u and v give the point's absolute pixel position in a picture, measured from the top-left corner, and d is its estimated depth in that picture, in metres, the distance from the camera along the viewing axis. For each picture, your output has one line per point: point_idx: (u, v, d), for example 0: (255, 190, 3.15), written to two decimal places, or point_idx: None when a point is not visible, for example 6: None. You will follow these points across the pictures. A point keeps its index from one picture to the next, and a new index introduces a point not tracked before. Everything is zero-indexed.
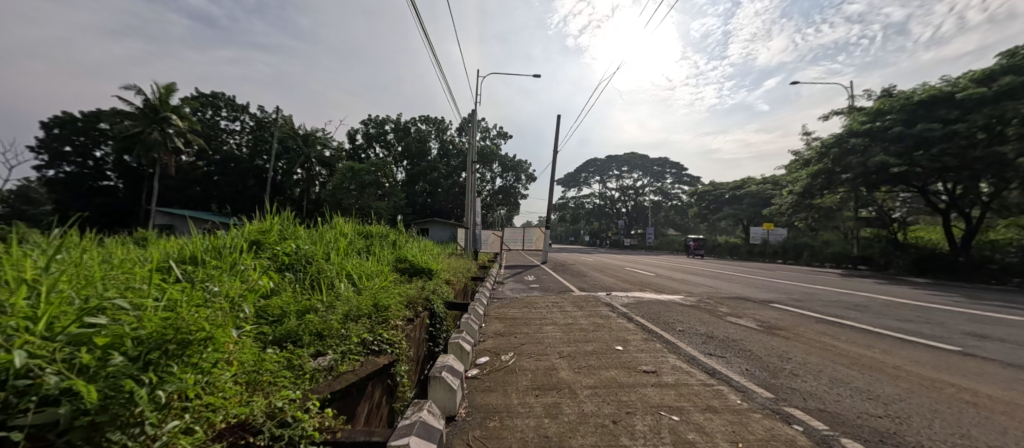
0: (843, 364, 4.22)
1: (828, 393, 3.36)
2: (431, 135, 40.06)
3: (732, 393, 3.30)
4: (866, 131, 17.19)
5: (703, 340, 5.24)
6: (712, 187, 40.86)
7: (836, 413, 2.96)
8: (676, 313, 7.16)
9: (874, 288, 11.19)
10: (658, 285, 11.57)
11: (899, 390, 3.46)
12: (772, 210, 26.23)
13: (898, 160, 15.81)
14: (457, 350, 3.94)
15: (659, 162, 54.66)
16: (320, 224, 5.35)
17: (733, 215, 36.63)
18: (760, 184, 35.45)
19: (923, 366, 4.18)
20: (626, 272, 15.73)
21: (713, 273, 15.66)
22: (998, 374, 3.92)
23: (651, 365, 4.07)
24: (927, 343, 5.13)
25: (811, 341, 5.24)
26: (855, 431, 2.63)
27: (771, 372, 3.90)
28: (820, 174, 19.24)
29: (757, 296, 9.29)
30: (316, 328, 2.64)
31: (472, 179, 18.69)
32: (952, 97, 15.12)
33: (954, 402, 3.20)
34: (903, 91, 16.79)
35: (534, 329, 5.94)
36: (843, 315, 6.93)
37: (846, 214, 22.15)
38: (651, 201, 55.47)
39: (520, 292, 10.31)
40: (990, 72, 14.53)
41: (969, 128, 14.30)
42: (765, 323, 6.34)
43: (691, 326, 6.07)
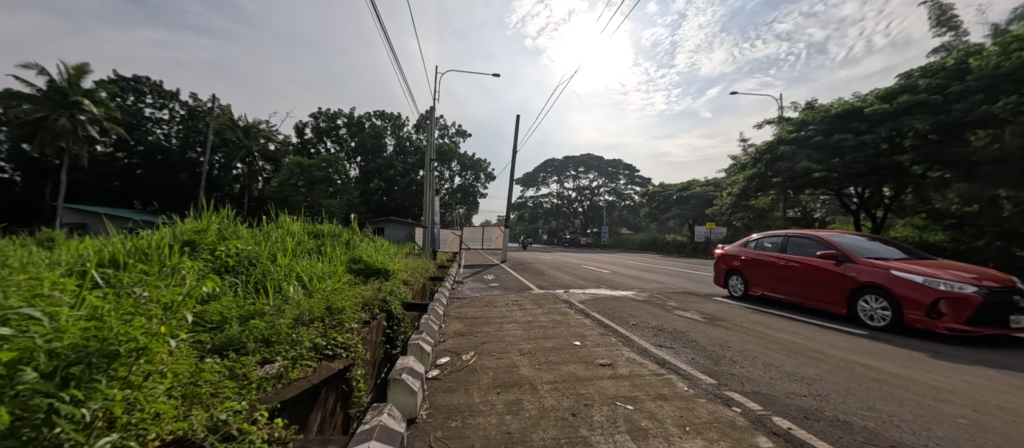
0: (774, 350, 4.65)
1: (763, 377, 3.69)
2: (386, 131, 38.57)
3: (681, 381, 3.53)
4: (794, 140, 19.10)
5: (654, 333, 5.54)
6: (661, 189, 43.28)
7: (769, 394, 3.25)
8: (630, 308, 7.51)
9: None
10: (613, 281, 12.10)
11: (820, 371, 3.89)
12: (714, 210, 28.32)
13: (819, 166, 17.68)
14: (416, 351, 3.85)
15: (613, 164, 56.99)
16: (265, 223, 5.00)
17: (680, 214, 39.02)
18: (704, 186, 38.10)
19: (840, 348, 4.72)
20: (583, 270, 16.26)
21: (662, 269, 16.58)
22: (895, 353, 4.53)
23: (607, 358, 4.22)
24: (842, 329, 5.79)
25: (748, 330, 5.73)
26: (785, 409, 2.91)
27: (714, 360, 4.21)
28: (755, 177, 20.99)
29: (701, 291, 9.96)
30: (264, 334, 2.48)
31: (430, 177, 18.45)
32: (861, 111, 17.21)
33: (864, 379, 3.65)
34: (823, 104, 18.86)
35: (495, 327, 5.96)
36: (774, 307, 7.64)
37: (777, 214, 24.35)
38: (605, 201, 57.49)
39: (480, 291, 10.32)
40: (892, 91, 16.62)
41: (875, 140, 16.26)
42: (708, 315, 6.84)
43: (643, 320, 6.39)
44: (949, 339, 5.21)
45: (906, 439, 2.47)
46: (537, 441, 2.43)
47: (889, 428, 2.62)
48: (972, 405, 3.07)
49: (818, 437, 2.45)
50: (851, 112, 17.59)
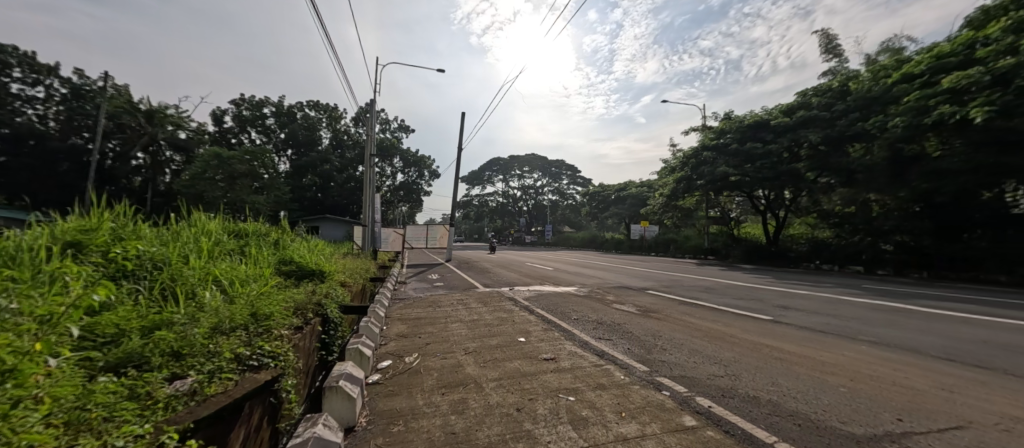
0: (698, 336, 5.12)
1: (689, 361, 4.04)
2: (321, 123, 35.98)
3: (618, 370, 3.74)
4: (715, 146, 21.16)
5: (594, 326, 5.82)
6: (601, 189, 45.50)
7: (692, 376, 3.58)
8: (572, 303, 7.82)
9: (719, 274, 13.79)
10: (555, 278, 12.50)
11: (735, 353, 4.36)
12: (647, 210, 30.40)
13: (735, 170, 19.75)
14: (355, 356, 3.65)
15: (556, 164, 58.72)
16: (174, 220, 4.41)
17: (618, 213, 41.35)
18: (639, 187, 40.72)
19: (751, 333, 5.33)
20: (527, 267, 16.57)
21: (601, 266, 17.46)
22: (794, 335, 5.22)
23: (550, 353, 4.35)
24: (753, 315, 6.55)
25: (676, 319, 6.26)
26: (706, 389, 3.22)
27: (646, 349, 4.53)
28: (682, 179, 22.88)
29: (636, 285, 10.66)
30: (173, 347, 2.19)
31: (370, 174, 17.61)
32: (768, 123, 19.56)
33: (770, 358, 4.15)
34: (738, 115, 21.12)
35: (440, 327, 5.86)
36: (698, 297, 8.42)
37: (700, 214, 26.79)
38: (549, 200, 59.06)
39: (423, 291, 10.10)
40: (792, 106, 19.10)
41: (779, 149, 18.58)
42: (642, 307, 7.34)
43: (584, 314, 6.69)
44: (833, 320, 6.12)
45: (802, 408, 2.84)
46: (482, 439, 2.43)
47: (790, 400, 3.01)
48: (851, 374, 3.64)
49: (734, 412, 2.74)
50: (760, 123, 19.92)
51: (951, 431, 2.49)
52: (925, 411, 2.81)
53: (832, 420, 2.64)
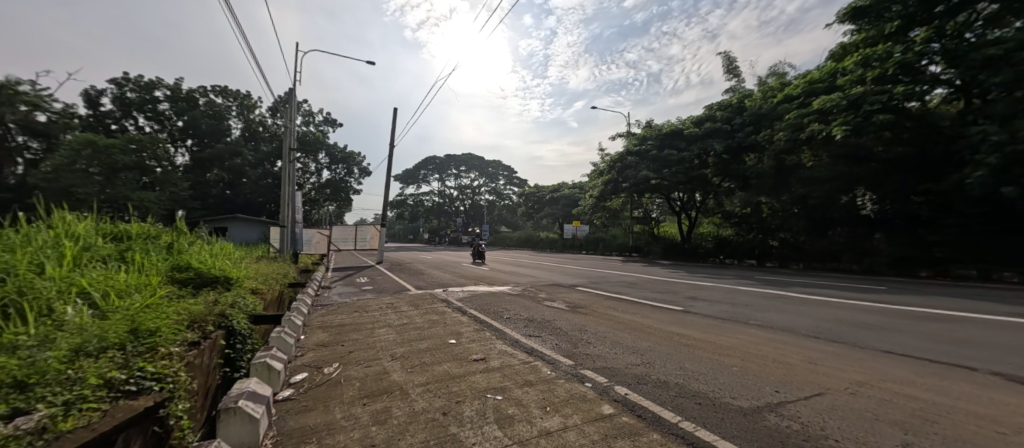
0: (620, 329, 5.50)
1: (609, 353, 4.32)
2: (229, 111, 32.01)
3: (546, 366, 3.87)
4: (638, 152, 22.89)
5: (525, 324, 5.96)
6: (536, 190, 46.78)
7: (612, 366, 3.83)
8: (505, 302, 7.92)
9: (641, 270, 14.93)
10: (490, 277, 12.57)
11: (650, 342, 4.76)
12: (578, 210, 31.90)
13: (655, 174, 21.54)
14: (262, 370, 3.30)
15: (493, 164, 59.09)
16: (24, 221, 3.61)
17: (552, 213, 42.79)
18: (571, 188, 42.59)
19: (664, 322, 5.85)
20: (462, 268, 16.44)
21: (535, 264, 17.94)
22: (699, 322, 5.84)
23: (480, 353, 4.36)
24: (667, 306, 7.20)
25: (601, 314, 6.65)
26: (623, 378, 3.47)
27: (573, 343, 4.75)
28: (609, 182, 24.36)
29: (566, 282, 11.13)
30: (13, 378, 1.79)
31: (290, 170, 16.12)
32: (682, 132, 21.66)
33: (678, 345, 4.60)
34: (658, 124, 23.09)
35: (366, 333, 5.56)
36: (621, 292, 9.05)
37: (625, 214, 28.77)
38: (486, 200, 59.22)
39: (350, 295, 9.50)
40: (700, 118, 21.38)
41: (691, 156, 20.66)
42: (571, 303, 7.69)
43: (516, 313, 6.81)
44: (730, 308, 6.98)
45: (701, 388, 3.20)
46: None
47: (693, 382, 3.35)
48: (742, 355, 4.17)
49: (646, 398, 2.98)
50: (675, 132, 22.00)
51: (813, 398, 2.97)
52: (795, 382, 3.32)
53: (725, 396, 3.00)
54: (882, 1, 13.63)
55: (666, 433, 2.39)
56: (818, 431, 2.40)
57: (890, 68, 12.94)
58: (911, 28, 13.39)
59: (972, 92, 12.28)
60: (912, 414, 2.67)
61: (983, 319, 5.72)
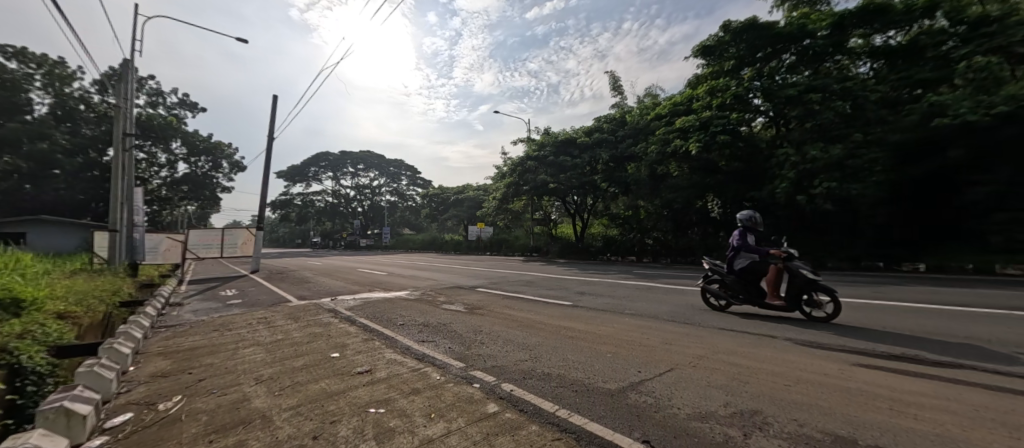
0: (512, 327, 5.75)
1: (500, 351, 4.47)
2: (30, 81, 24.39)
3: (436, 371, 3.82)
4: (537, 157, 24.26)
5: (419, 329, 5.81)
6: (440, 191, 46.07)
7: (502, 365, 3.97)
8: (401, 308, 7.60)
9: (540, 269, 15.74)
10: (387, 283, 11.94)
11: (538, 337, 5.06)
12: (482, 212, 32.34)
13: (552, 179, 23.02)
14: (56, 417, 2.49)
15: (394, 164, 56.32)
16: None
17: (456, 215, 42.44)
18: (476, 190, 42.97)
19: (554, 318, 6.30)
20: (358, 274, 15.28)
21: (437, 267, 17.61)
22: (581, 315, 6.43)
23: (365, 365, 4.07)
24: (557, 302, 7.76)
25: (497, 313, 6.85)
26: (511, 375, 3.62)
27: (466, 345, 4.79)
28: (511, 185, 25.18)
29: (467, 284, 11.16)
30: None
31: (127, 161, 13.04)
32: (575, 141, 23.57)
33: (563, 338, 4.98)
34: (555, 131, 24.73)
35: (226, 355, 4.75)
36: (518, 291, 9.44)
37: (526, 216, 30.10)
38: (387, 201, 56.14)
39: (210, 312, 8.04)
40: (590, 129, 23.53)
41: (583, 163, 22.61)
42: (469, 305, 7.75)
43: (411, 319, 6.59)
44: (609, 300, 7.84)
45: (579, 376, 3.52)
46: None
47: (573, 372, 3.67)
48: (615, 342, 4.69)
49: (530, 392, 3.15)
50: (569, 140, 23.84)
51: (666, 374, 3.49)
52: (655, 362, 3.85)
53: (598, 381, 3.35)
54: (722, 44, 16.95)
55: (544, 423, 2.54)
56: (667, 402, 2.83)
57: (728, 98, 16.03)
58: (740, 68, 16.89)
59: (779, 121, 15.93)
60: (733, 378, 3.33)
61: None
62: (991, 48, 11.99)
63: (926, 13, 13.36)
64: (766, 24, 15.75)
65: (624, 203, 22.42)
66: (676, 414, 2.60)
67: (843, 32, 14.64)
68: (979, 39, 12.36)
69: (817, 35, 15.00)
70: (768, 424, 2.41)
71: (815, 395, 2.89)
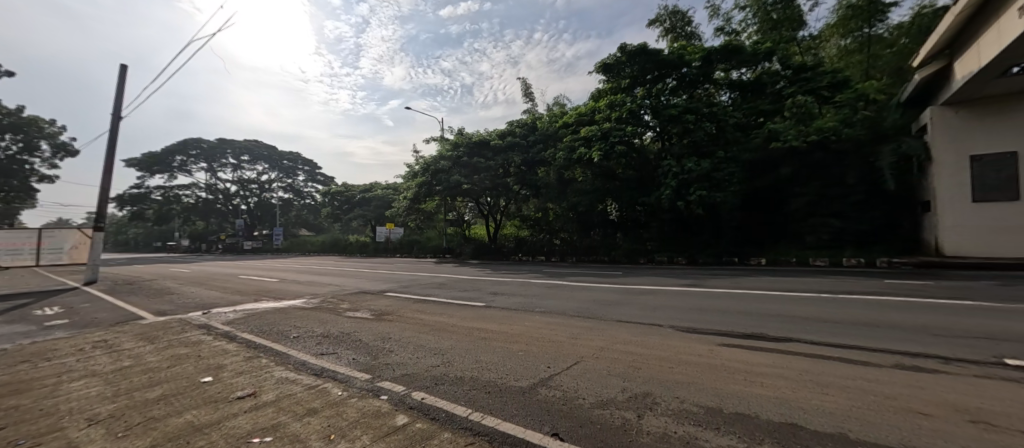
0: (424, 331, 5.57)
1: (411, 358, 4.31)
2: None
3: (337, 387, 3.49)
4: (450, 157, 24.06)
5: (318, 341, 5.27)
6: (344, 189, 42.51)
7: (412, 372, 3.81)
8: (295, 319, 6.81)
9: (453, 270, 15.49)
10: (279, 291, 10.56)
11: (451, 341, 4.98)
12: (392, 212, 30.77)
13: (465, 180, 22.95)
14: None
15: (289, 157, 50.28)
16: None
17: (362, 215, 39.54)
18: (385, 189, 40.64)
19: (467, 319, 6.27)
20: (241, 281, 13.22)
21: (340, 271, 16.17)
22: (494, 316, 6.52)
23: (248, 388, 3.53)
24: (471, 304, 7.73)
25: (407, 318, 6.57)
26: (422, 383, 3.50)
27: (372, 355, 4.49)
28: (423, 184, 24.43)
29: (375, 289, 10.46)
30: None
31: None
32: (488, 143, 23.89)
33: (476, 340, 4.99)
34: (469, 132, 24.75)
35: (42, 394, 3.68)
36: (431, 294, 9.18)
37: (439, 217, 29.43)
38: (279, 198, 49.78)
39: (18, 337, 6.17)
40: (503, 132, 24.07)
41: (495, 165, 23.02)
42: (376, 311, 7.28)
43: (307, 330, 5.94)
44: (521, 299, 8.10)
45: (492, 377, 3.56)
46: None
47: (486, 373, 3.70)
48: (525, 340, 4.86)
49: (442, 398, 3.07)
50: (483, 142, 24.06)
51: (571, 367, 3.72)
52: (562, 357, 4.08)
53: (511, 380, 3.44)
54: (619, 63, 18.82)
55: (457, 429, 2.50)
56: (574, 394, 3.02)
57: (624, 113, 17.88)
58: (633, 86, 18.87)
59: (664, 137, 18.30)
60: (629, 366, 3.70)
61: (667, 290, 8.56)
62: (807, 89, 15.83)
63: (766, 57, 16.76)
64: (654, 51, 17.96)
65: (535, 205, 23.41)
66: (580, 405, 2.80)
67: (710, 65, 17.41)
68: (800, 82, 16.12)
69: (692, 65, 17.58)
70: (657, 404, 2.74)
71: (693, 374, 3.36)
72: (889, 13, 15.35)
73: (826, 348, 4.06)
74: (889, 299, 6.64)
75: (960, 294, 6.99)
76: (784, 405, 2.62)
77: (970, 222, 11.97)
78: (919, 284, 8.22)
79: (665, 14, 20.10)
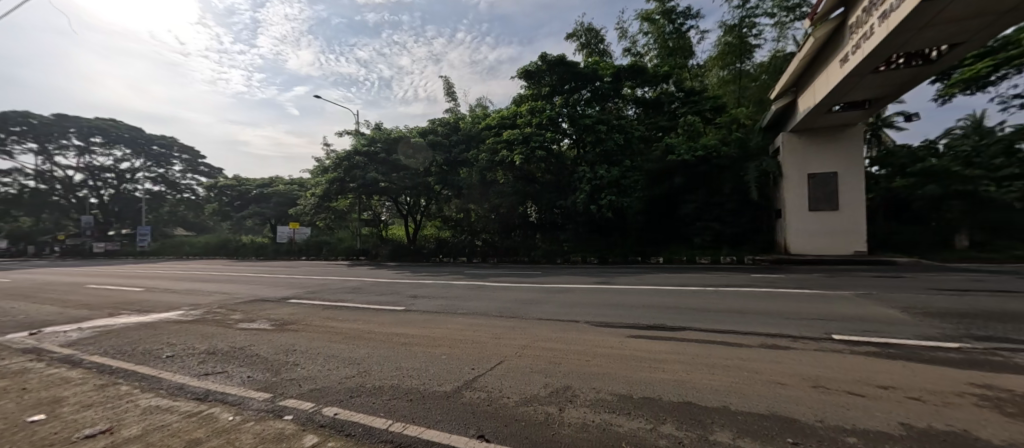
0: (335, 341, 5.12)
1: (320, 371, 3.93)
2: None
3: (226, 411, 3.02)
4: (365, 153, 22.63)
5: (201, 360, 4.51)
6: (236, 182, 37.08)
7: (323, 386, 3.48)
8: (170, 334, 5.72)
9: (369, 274, 14.53)
10: (146, 302, 8.79)
11: (366, 349, 4.66)
12: (296, 210, 27.79)
13: (382, 177, 21.69)
14: None
15: (162, 142, 42.29)
16: None
17: (259, 212, 34.93)
18: (288, 184, 36.50)
19: (385, 325, 5.93)
20: (89, 292, 10.69)
21: (231, 277, 14.06)
22: (414, 319, 6.27)
23: (101, 423, 2.86)
24: (389, 308, 7.32)
25: (316, 327, 5.97)
26: (334, 397, 3.21)
27: (273, 371, 3.98)
28: (334, 181, 22.50)
29: (275, 296, 9.30)
30: None
31: None
32: (408, 140, 22.99)
33: (395, 347, 4.74)
34: (387, 128, 23.55)
35: None
36: (343, 299, 8.47)
37: (353, 216, 27.40)
38: (146, 191, 41.54)
39: None
40: (424, 130, 23.31)
41: (415, 163, 22.22)
42: (277, 321, 6.48)
43: (187, 347, 5.04)
44: (442, 301, 7.92)
45: (413, 384, 3.42)
46: None
47: (407, 380, 3.53)
48: (448, 343, 4.76)
49: (358, 412, 2.85)
50: (402, 139, 23.10)
51: (494, 368, 3.75)
52: (485, 358, 4.09)
53: (433, 386, 3.34)
54: (539, 71, 19.64)
55: (376, 443, 2.34)
56: (498, 395, 3.05)
57: (543, 119, 18.69)
58: (552, 94, 19.81)
59: (579, 144, 19.55)
60: (549, 361, 3.86)
61: (582, 288, 9.13)
62: (695, 111, 18.33)
63: (664, 79, 18.97)
64: (572, 63, 19.13)
65: (456, 206, 23.11)
66: (505, 404, 2.84)
67: (619, 81, 19.13)
68: (690, 104, 18.59)
69: (603, 80, 19.12)
70: (576, 396, 2.90)
71: (607, 366, 3.63)
72: (753, 53, 18.60)
73: (711, 334, 4.73)
74: (756, 290, 7.97)
75: (803, 284, 8.70)
76: (681, 387, 2.97)
77: (808, 226, 14.98)
78: (776, 277, 10.04)
79: (581, 30, 21.57)
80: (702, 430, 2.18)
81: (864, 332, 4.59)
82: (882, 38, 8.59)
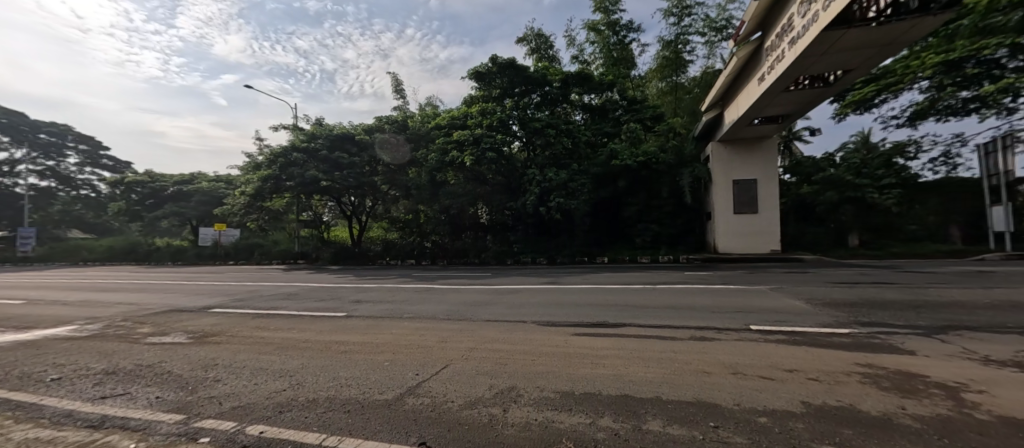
0: (265, 352, 4.72)
1: (245, 386, 3.59)
2: None
3: (128, 439, 2.65)
4: (304, 150, 21.19)
5: (98, 381, 3.92)
6: (149, 178, 32.86)
7: (248, 403, 3.18)
8: (57, 354, 4.91)
9: (308, 278, 13.61)
10: (26, 317, 7.47)
11: (300, 360, 4.35)
12: (223, 210, 25.26)
13: (323, 175, 20.40)
14: None
15: (51, 130, 36.33)
16: None
17: (177, 212, 31.24)
18: (213, 182, 33.05)
19: (323, 333, 5.57)
20: None
21: (141, 285, 12.41)
22: (356, 326, 5.97)
23: None
24: (328, 315, 6.90)
25: (243, 338, 5.46)
26: (261, 413, 2.95)
27: (188, 390, 3.57)
28: (268, 178, 20.78)
29: (196, 305, 8.37)
30: None
31: None
32: (353, 137, 21.89)
33: (333, 355, 4.47)
34: (329, 123, 22.24)
35: None
36: (276, 306, 7.84)
37: (290, 217, 25.49)
38: (29, 186, 35.39)
39: None
40: (370, 127, 22.32)
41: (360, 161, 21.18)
42: (196, 334, 5.82)
43: (79, 367, 4.36)
44: (387, 305, 7.63)
45: (352, 393, 3.25)
46: None
47: (345, 390, 3.35)
48: (392, 349, 4.59)
49: (287, 428, 2.65)
50: (346, 136, 21.92)
51: (438, 372, 3.67)
52: (430, 363, 3.99)
53: (373, 394, 3.20)
54: (490, 73, 19.70)
55: None
56: (442, 399, 2.99)
57: (494, 121, 18.75)
58: (503, 97, 19.94)
59: (529, 147, 19.87)
60: (495, 363, 3.87)
61: (530, 289, 9.26)
62: (637, 118, 19.44)
63: (609, 87, 19.89)
64: (522, 67, 19.38)
65: (405, 207, 22.40)
66: (448, 408, 2.79)
67: (567, 87, 19.74)
68: (633, 112, 19.66)
69: (553, 85, 19.61)
70: (520, 396, 2.93)
71: (550, 364, 3.71)
72: (687, 67, 20.11)
73: (648, 329, 5.02)
74: (688, 286, 8.63)
75: (728, 280, 9.57)
76: (619, 380, 3.12)
77: (733, 227, 16.51)
78: (705, 274, 10.94)
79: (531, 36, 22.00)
80: (636, 421, 2.30)
81: (776, 322, 5.14)
82: (792, 60, 9.72)
